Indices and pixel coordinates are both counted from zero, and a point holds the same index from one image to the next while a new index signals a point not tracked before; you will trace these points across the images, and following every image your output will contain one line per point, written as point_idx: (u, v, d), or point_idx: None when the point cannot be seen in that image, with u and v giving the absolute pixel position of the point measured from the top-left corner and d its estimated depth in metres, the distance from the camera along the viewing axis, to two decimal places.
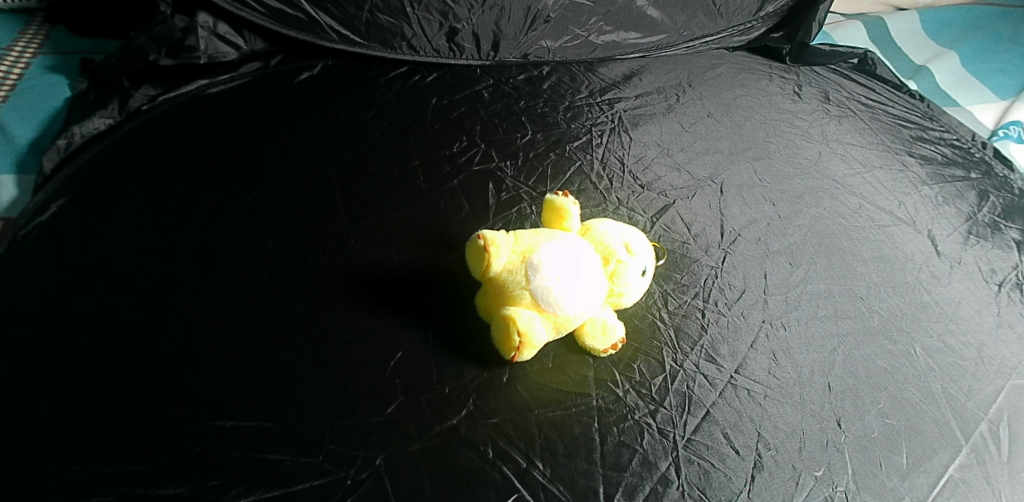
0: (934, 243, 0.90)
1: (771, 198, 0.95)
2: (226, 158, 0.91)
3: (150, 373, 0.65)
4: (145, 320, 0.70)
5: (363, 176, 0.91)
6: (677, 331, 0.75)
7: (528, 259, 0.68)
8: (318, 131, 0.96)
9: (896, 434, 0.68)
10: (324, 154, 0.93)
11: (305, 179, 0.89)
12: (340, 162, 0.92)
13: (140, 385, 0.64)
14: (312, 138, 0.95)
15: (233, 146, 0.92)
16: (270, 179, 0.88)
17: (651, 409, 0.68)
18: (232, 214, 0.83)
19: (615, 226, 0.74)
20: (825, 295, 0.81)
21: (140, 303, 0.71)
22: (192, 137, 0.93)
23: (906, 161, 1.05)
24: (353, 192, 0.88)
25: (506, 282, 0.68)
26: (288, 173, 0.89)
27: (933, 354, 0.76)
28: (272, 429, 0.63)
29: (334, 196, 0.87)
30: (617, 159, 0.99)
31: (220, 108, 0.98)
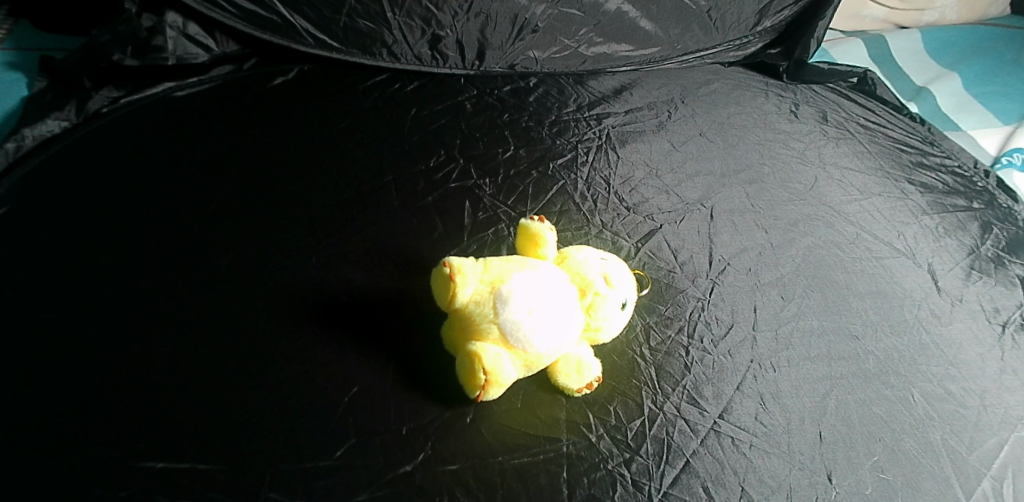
0: (934, 278, 0.85)
1: (763, 224, 0.90)
2: (186, 167, 0.85)
3: (78, 406, 0.59)
4: (80, 345, 0.64)
5: (332, 191, 0.85)
6: (659, 370, 0.70)
7: (495, 291, 0.62)
8: (287, 141, 0.91)
9: (892, 491, 0.62)
10: (291, 166, 0.87)
11: (270, 192, 0.83)
12: (308, 175, 0.86)
13: (65, 419, 0.58)
14: (280, 149, 0.89)
15: (193, 155, 0.86)
16: (230, 191, 0.82)
17: (627, 458, 0.62)
18: (187, 230, 0.77)
19: (594, 254, 0.68)
20: (818, 333, 0.75)
21: (77, 327, 0.65)
22: (150, 145, 0.87)
23: (906, 189, 1.00)
24: (321, 209, 0.82)
25: (471, 314, 0.62)
26: (251, 186, 0.83)
27: (932, 401, 0.70)
28: (205, 471, 0.56)
29: (298, 212, 0.81)
30: (603, 179, 0.94)
31: (184, 114, 0.92)
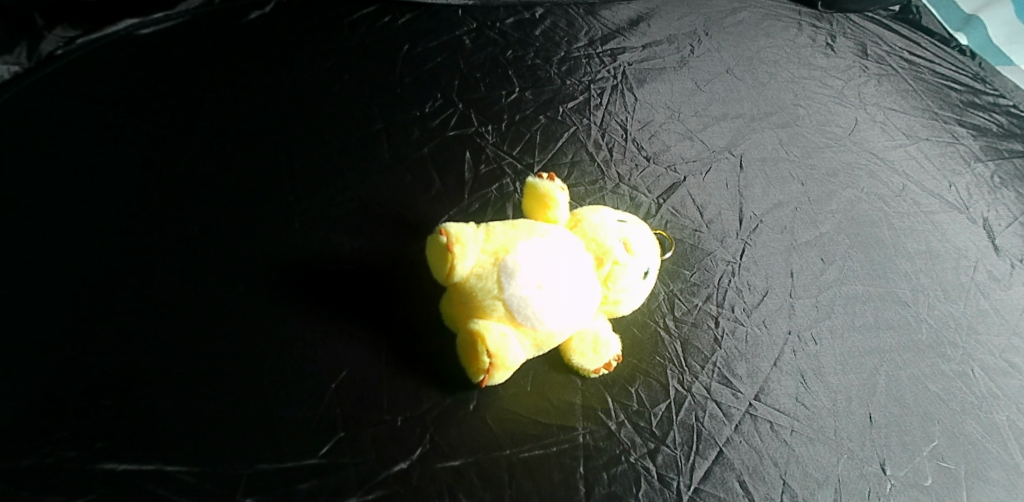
0: (990, 235, 0.75)
1: (799, 174, 0.79)
2: (142, 123, 0.74)
3: (42, 403, 0.53)
4: (42, 333, 0.57)
5: (308, 145, 0.75)
6: (685, 344, 0.61)
7: (500, 261, 0.54)
8: (257, 90, 0.79)
9: (956, 482, 0.56)
10: (261, 119, 0.76)
11: (235, 147, 0.73)
12: (282, 129, 0.76)
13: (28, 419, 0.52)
14: (248, 99, 0.78)
15: (147, 109, 0.76)
16: (192, 150, 0.72)
17: (651, 449, 0.55)
18: (147, 196, 0.67)
19: (611, 217, 0.59)
20: (863, 300, 0.67)
21: (36, 311, 0.58)
22: (101, 97, 0.76)
23: (957, 132, 0.88)
24: (296, 166, 0.73)
25: (472, 288, 0.54)
26: (216, 140, 0.74)
27: (994, 376, 0.63)
28: (184, 474, 0.51)
29: (267, 168, 0.72)
30: (619, 125, 0.82)
31: (135, 59, 0.80)
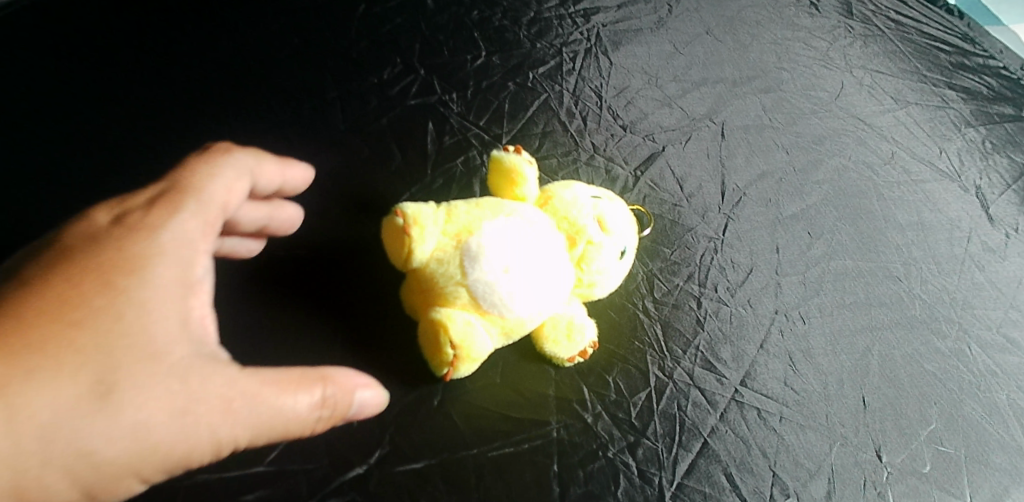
0: (984, 204, 0.70)
1: (784, 142, 0.73)
2: (60, 103, 0.66)
3: None
4: None
5: (251, 123, 0.67)
6: (666, 328, 0.56)
7: (462, 244, 0.48)
8: (186, 58, 0.70)
9: (956, 467, 0.53)
10: (195, 93, 0.68)
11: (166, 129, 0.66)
12: (220, 104, 0.68)
13: None
14: (179, 69, 0.69)
15: (64, 86, 0.67)
16: (116, 134, 0.65)
17: (631, 442, 0.51)
18: (73, 192, 0.62)
19: (585, 192, 0.54)
20: (853, 275, 0.62)
21: None
22: (12, 74, 0.67)
23: (946, 96, 0.80)
24: (237, 147, 0.65)
25: (432, 274, 0.48)
26: (145, 122, 0.66)
27: (992, 352, 0.59)
28: None
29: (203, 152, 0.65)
30: (594, 90, 0.75)
31: (46, 25, 0.70)
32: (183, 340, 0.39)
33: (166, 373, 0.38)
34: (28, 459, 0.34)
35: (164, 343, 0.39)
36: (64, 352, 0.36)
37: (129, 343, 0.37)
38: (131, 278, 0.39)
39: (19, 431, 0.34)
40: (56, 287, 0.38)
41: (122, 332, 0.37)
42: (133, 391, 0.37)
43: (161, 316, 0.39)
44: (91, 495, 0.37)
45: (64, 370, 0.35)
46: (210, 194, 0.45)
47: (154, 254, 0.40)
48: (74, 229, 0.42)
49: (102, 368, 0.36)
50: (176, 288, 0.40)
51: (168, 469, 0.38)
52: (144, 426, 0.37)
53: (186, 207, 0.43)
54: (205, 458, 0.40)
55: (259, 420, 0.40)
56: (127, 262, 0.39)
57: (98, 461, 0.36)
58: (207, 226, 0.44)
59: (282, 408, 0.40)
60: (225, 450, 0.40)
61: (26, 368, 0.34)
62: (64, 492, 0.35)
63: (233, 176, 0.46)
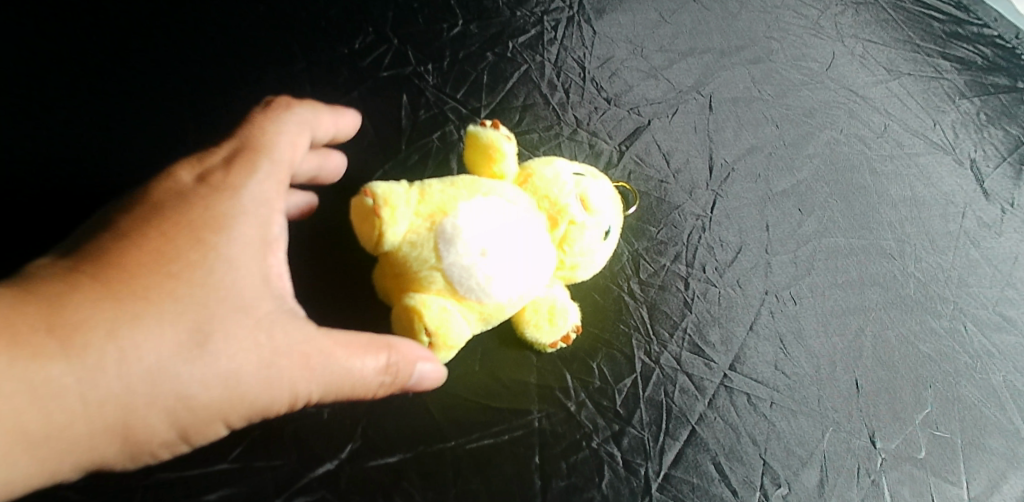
0: (979, 177, 0.68)
1: (774, 115, 0.69)
2: None
3: None
4: None
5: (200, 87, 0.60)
6: (653, 310, 0.54)
7: (436, 225, 0.44)
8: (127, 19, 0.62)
9: (953, 451, 0.51)
10: (139, 57, 0.60)
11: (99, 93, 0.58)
12: (167, 70, 0.60)
13: None
14: (119, 31, 0.61)
15: None
16: (41, 99, 0.57)
17: (616, 431, 0.49)
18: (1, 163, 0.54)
19: (568, 169, 0.50)
20: (845, 253, 0.60)
21: None
22: None
23: (939, 66, 0.76)
24: (190, 115, 0.59)
25: (404, 257, 0.44)
26: (78, 85, 0.58)
27: (987, 331, 0.58)
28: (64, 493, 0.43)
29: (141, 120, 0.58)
30: (577, 62, 0.70)
31: None
32: (267, 295, 0.39)
33: (255, 323, 0.38)
34: (134, 398, 0.35)
35: (252, 296, 0.38)
36: (166, 301, 0.36)
37: (221, 295, 0.37)
38: (217, 234, 0.38)
39: (128, 372, 0.34)
40: (151, 239, 0.37)
41: (214, 284, 0.37)
42: (226, 340, 0.37)
43: (246, 271, 0.38)
44: (184, 436, 0.37)
45: (166, 317, 0.36)
46: (280, 149, 0.43)
47: (238, 210, 0.39)
48: (159, 184, 0.41)
49: (197, 316, 0.36)
50: (259, 244, 0.40)
51: (252, 416, 0.39)
52: (235, 374, 0.37)
53: (268, 164, 0.42)
54: (282, 408, 0.40)
55: (332, 375, 0.40)
56: (215, 218, 0.39)
57: (193, 403, 0.36)
58: (280, 185, 0.42)
59: (356, 362, 0.40)
60: (301, 402, 0.40)
61: (132, 314, 0.35)
62: (163, 429, 0.36)
63: (295, 132, 0.44)
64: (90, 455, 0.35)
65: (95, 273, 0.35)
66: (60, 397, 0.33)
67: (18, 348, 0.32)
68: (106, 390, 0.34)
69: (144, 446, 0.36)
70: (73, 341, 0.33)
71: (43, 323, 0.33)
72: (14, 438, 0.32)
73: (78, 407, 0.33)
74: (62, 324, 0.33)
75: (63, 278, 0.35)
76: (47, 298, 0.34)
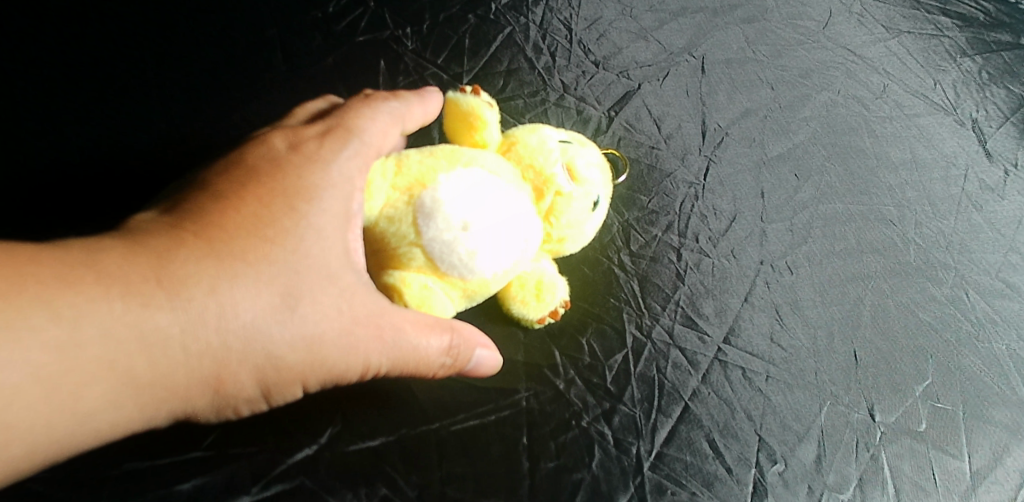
0: (981, 138, 0.66)
1: (768, 77, 0.66)
2: None
3: None
4: None
5: (168, 61, 0.57)
6: (644, 283, 0.52)
7: (414, 200, 0.39)
8: None
9: (954, 423, 0.50)
10: (103, 31, 0.58)
11: (63, 72, 0.56)
12: (134, 43, 0.57)
13: None
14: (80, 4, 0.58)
15: None
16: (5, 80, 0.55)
17: (607, 409, 0.47)
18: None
19: (554, 135, 0.46)
20: (843, 220, 0.58)
21: None
22: None
23: (940, 22, 0.72)
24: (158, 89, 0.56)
25: (379, 234, 0.39)
26: (39, 63, 0.56)
27: (990, 299, 0.56)
28: (27, 486, 0.40)
29: (109, 98, 0.55)
30: (563, 23, 0.66)
31: None
32: (352, 266, 0.37)
33: (341, 292, 0.37)
34: (229, 352, 0.35)
35: (340, 266, 0.37)
36: (264, 263, 0.35)
37: (310, 264, 0.36)
38: (309, 205, 0.37)
39: (228, 327, 0.34)
40: (248, 204, 0.36)
41: (303, 253, 0.36)
42: (313, 304, 0.36)
43: (333, 241, 0.37)
44: (266, 394, 0.37)
45: (263, 278, 0.35)
46: (370, 134, 0.41)
47: (327, 182, 0.38)
48: (252, 150, 0.39)
49: (290, 281, 0.36)
50: (345, 217, 0.37)
51: (327, 381, 0.39)
52: (319, 338, 0.37)
53: (360, 138, 0.40)
54: (356, 376, 0.40)
55: (397, 352, 0.38)
56: (306, 189, 0.37)
57: (279, 362, 0.36)
58: (366, 165, 0.39)
59: (418, 338, 0.39)
60: (370, 372, 0.40)
61: (232, 273, 0.34)
62: (250, 386, 0.36)
63: (389, 121, 0.43)
64: (184, 405, 0.35)
65: (197, 229, 0.35)
66: (162, 345, 0.33)
67: (132, 295, 0.32)
68: (207, 341, 0.34)
69: (230, 400, 0.36)
70: (179, 292, 0.33)
71: (150, 273, 0.33)
72: (114, 381, 0.31)
73: (178, 356, 0.33)
74: (169, 277, 0.33)
75: (166, 232, 0.35)
76: (149, 249, 0.34)
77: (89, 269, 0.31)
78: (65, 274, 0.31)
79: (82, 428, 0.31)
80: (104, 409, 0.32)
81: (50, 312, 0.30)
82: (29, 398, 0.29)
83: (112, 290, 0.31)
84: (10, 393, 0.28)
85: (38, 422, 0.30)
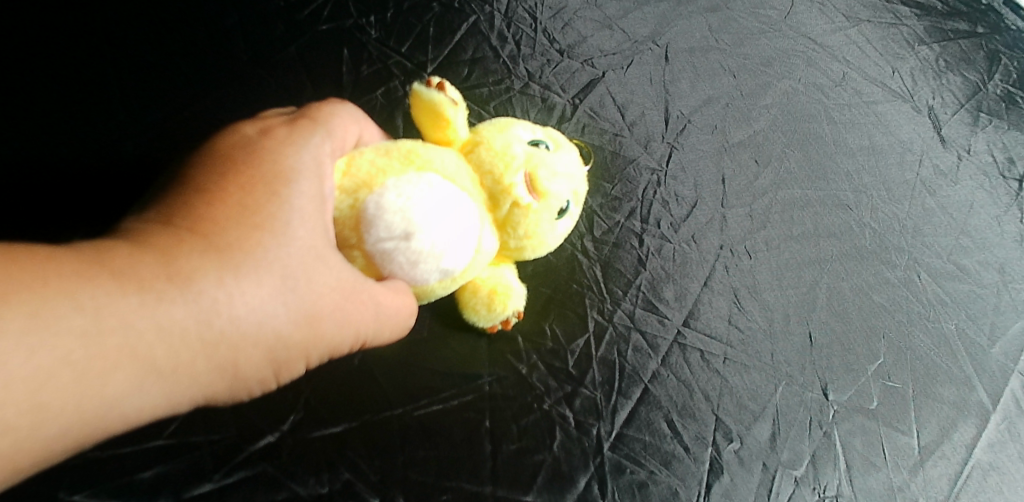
0: (936, 125, 0.67)
1: (731, 65, 0.67)
2: None
3: None
4: None
5: (126, 54, 0.56)
6: (607, 267, 0.52)
7: (359, 204, 0.36)
8: None
9: (904, 401, 0.51)
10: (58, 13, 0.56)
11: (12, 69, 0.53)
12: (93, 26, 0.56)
13: None
14: None
15: None
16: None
17: (568, 392, 0.47)
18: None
19: (526, 137, 0.42)
20: (802, 205, 0.59)
21: None
22: None
23: (898, 11, 0.74)
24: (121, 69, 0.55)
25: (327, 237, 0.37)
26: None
27: (941, 281, 0.58)
28: None
29: (64, 97, 0.53)
30: (528, 12, 0.66)
31: None
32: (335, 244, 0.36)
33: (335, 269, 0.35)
34: (244, 340, 0.33)
35: (328, 244, 0.35)
36: (260, 250, 0.33)
37: (302, 245, 0.34)
38: (290, 186, 0.35)
39: (238, 315, 0.32)
40: (231, 192, 0.34)
41: (293, 235, 0.34)
42: (315, 281, 0.35)
43: (319, 220, 0.35)
44: (276, 375, 0.36)
45: (263, 264, 0.33)
46: (336, 128, 0.39)
47: (302, 164, 0.36)
48: (225, 139, 0.37)
49: (286, 265, 0.34)
50: (322, 198, 0.36)
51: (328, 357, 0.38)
52: (323, 314, 0.35)
53: (327, 125, 0.38)
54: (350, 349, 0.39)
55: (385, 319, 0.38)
56: (284, 171, 0.35)
57: (289, 343, 0.35)
58: (337, 149, 0.38)
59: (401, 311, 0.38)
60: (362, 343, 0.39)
61: (235, 262, 0.32)
62: (260, 369, 0.34)
63: (353, 117, 0.41)
64: (202, 393, 0.33)
65: (189, 223, 0.33)
66: (181, 334, 0.30)
67: (142, 291, 0.29)
68: (221, 330, 0.32)
69: (247, 383, 0.34)
70: (189, 286, 0.31)
71: (159, 267, 0.30)
72: (139, 371, 0.29)
73: (196, 345, 0.31)
74: (177, 270, 0.31)
75: (160, 228, 0.32)
76: (153, 243, 0.31)
77: (99, 265, 0.29)
78: (79, 269, 0.28)
79: (106, 419, 0.29)
80: (128, 399, 0.29)
81: (72, 302, 0.27)
82: (53, 390, 0.26)
83: (128, 283, 0.29)
84: (33, 388, 0.26)
85: (62, 417, 0.27)
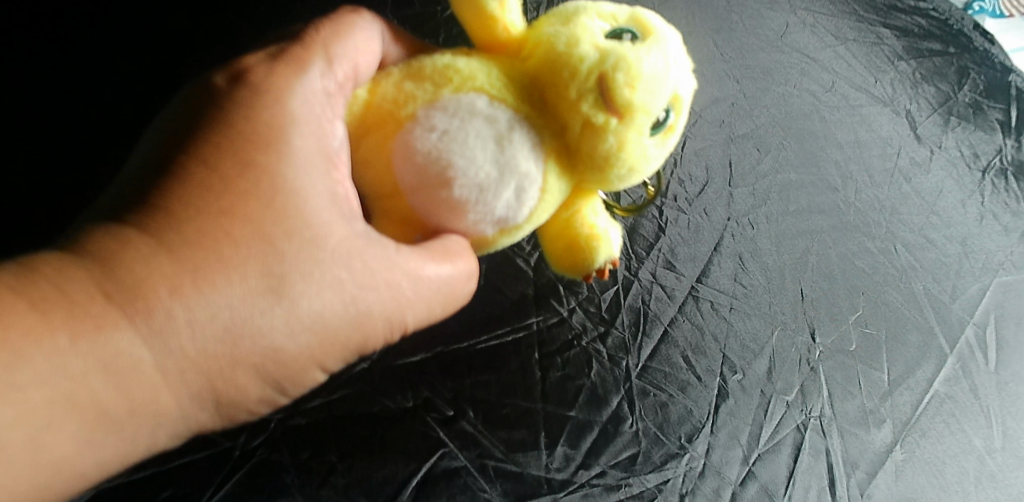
0: (913, 125, 0.78)
1: (734, 74, 0.78)
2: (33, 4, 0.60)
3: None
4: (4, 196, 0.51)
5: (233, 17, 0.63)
6: (632, 232, 0.63)
7: (391, 141, 0.38)
8: None
9: (877, 345, 0.61)
10: None
11: (107, 44, 0.59)
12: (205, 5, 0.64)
13: None
14: None
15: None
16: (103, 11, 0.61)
17: (602, 332, 0.57)
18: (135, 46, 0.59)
19: (599, 40, 0.40)
20: (796, 187, 0.69)
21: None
22: None
23: (880, 33, 0.85)
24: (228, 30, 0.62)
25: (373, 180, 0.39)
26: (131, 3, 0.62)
27: (914, 251, 0.67)
28: None
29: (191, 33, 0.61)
30: None
31: None
32: (339, 219, 0.37)
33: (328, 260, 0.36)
34: (218, 358, 0.33)
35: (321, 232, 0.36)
36: (226, 247, 0.33)
37: (282, 232, 0.35)
38: (267, 156, 0.35)
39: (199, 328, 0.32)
40: (195, 171, 0.34)
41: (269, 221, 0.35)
42: (303, 282, 0.35)
43: (312, 189, 0.36)
44: (281, 388, 0.37)
45: (229, 262, 0.33)
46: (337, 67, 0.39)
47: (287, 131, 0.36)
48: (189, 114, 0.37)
49: (265, 259, 0.34)
50: (326, 156, 0.37)
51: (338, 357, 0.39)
52: (320, 317, 0.36)
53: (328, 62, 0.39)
54: (362, 344, 0.40)
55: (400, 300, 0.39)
56: (258, 144, 0.35)
57: (280, 354, 0.35)
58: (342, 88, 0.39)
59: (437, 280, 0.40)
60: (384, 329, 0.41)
61: (193, 266, 0.32)
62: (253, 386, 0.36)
63: (360, 46, 0.41)
64: (179, 419, 0.34)
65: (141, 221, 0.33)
66: (135, 371, 0.31)
67: (81, 321, 0.30)
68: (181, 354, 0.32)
69: (237, 406, 0.36)
70: (132, 306, 0.31)
71: (96, 289, 0.31)
72: (87, 417, 0.30)
73: (156, 376, 0.32)
74: (116, 288, 0.31)
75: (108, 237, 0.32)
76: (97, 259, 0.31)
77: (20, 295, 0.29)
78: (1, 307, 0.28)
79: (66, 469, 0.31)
80: (84, 448, 0.31)
81: None
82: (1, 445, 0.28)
83: (55, 318, 0.29)
84: None
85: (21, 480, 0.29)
